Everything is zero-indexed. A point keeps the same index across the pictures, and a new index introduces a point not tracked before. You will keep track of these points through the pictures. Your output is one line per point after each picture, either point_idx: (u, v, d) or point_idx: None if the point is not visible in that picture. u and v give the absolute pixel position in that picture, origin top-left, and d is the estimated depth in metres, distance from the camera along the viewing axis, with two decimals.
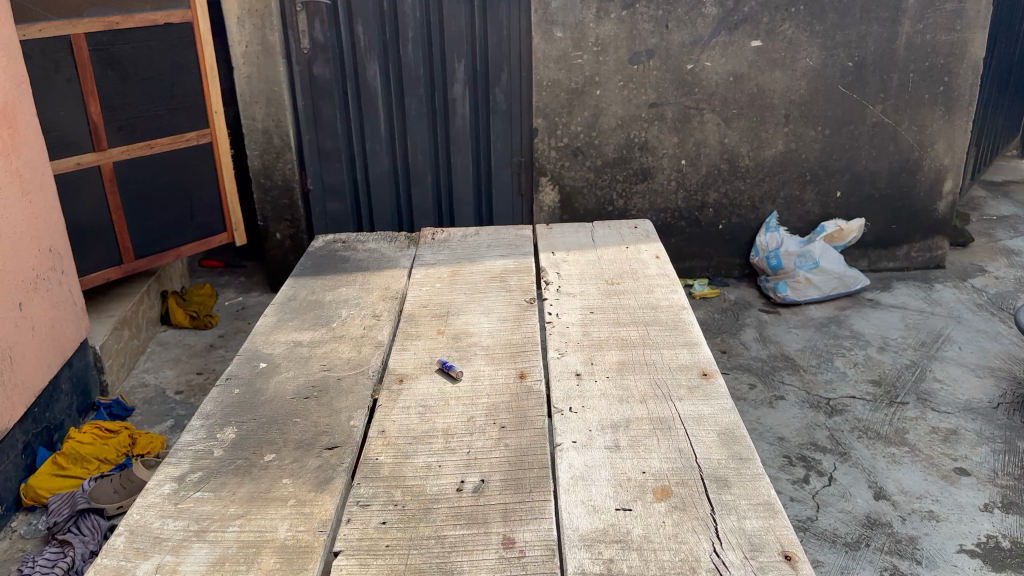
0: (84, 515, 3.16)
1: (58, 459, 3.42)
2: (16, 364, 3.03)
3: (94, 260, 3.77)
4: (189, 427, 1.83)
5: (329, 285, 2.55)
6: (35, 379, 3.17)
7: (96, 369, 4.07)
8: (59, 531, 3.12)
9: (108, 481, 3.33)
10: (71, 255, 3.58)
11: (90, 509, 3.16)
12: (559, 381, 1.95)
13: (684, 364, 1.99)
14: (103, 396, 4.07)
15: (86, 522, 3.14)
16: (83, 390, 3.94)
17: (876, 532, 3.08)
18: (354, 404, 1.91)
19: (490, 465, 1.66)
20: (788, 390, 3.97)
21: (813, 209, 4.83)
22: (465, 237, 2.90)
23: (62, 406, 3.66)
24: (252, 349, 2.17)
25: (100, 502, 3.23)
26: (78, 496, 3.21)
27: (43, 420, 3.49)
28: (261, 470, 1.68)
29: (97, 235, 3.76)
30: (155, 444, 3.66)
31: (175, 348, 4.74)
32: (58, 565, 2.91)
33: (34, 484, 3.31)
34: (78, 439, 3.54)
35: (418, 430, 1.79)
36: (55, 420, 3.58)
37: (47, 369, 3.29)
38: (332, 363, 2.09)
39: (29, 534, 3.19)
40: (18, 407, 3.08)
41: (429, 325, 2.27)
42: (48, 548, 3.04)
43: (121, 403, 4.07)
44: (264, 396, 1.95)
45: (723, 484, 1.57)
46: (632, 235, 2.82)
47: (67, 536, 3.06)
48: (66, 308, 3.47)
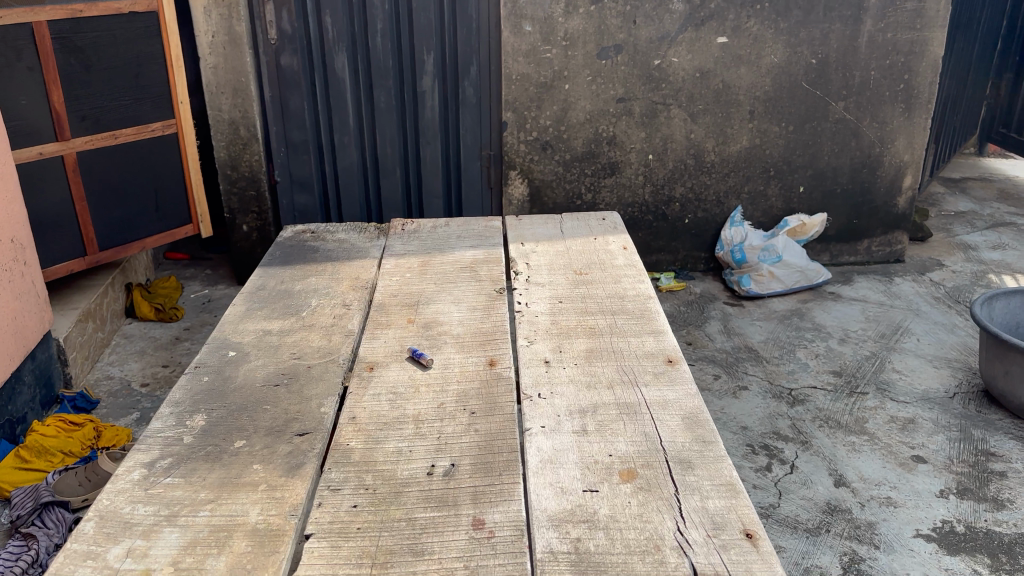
0: (48, 507, 3.17)
1: (21, 452, 3.42)
2: None
3: (57, 250, 3.73)
4: (159, 415, 1.83)
5: (299, 275, 2.55)
6: None
7: (59, 362, 4.04)
8: (22, 525, 3.14)
9: (72, 473, 3.33)
10: (34, 247, 3.55)
11: (55, 502, 3.16)
12: (528, 368, 1.98)
13: (651, 352, 2.03)
14: (67, 390, 4.03)
15: (50, 515, 3.15)
16: (46, 382, 3.91)
17: (836, 518, 3.16)
18: (325, 390, 1.92)
19: (461, 450, 1.68)
20: (752, 381, 4.06)
21: (777, 204, 4.92)
22: (436, 228, 2.92)
23: (24, 399, 3.63)
24: (220, 338, 2.18)
25: (63, 495, 3.23)
26: (43, 490, 3.23)
27: (6, 412, 3.47)
28: (231, 456, 1.69)
29: (60, 226, 3.72)
30: (121, 438, 3.66)
31: (141, 341, 4.70)
32: (22, 558, 2.89)
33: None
34: (42, 432, 3.53)
35: (389, 417, 1.81)
36: (17, 413, 3.56)
37: (10, 363, 3.25)
38: (302, 351, 2.10)
39: None
40: None
41: (400, 314, 2.28)
42: (13, 540, 3.03)
43: (86, 396, 4.03)
44: (234, 384, 1.96)
45: (687, 465, 1.61)
46: (600, 226, 2.86)
47: (32, 529, 3.04)
48: (28, 299, 3.43)
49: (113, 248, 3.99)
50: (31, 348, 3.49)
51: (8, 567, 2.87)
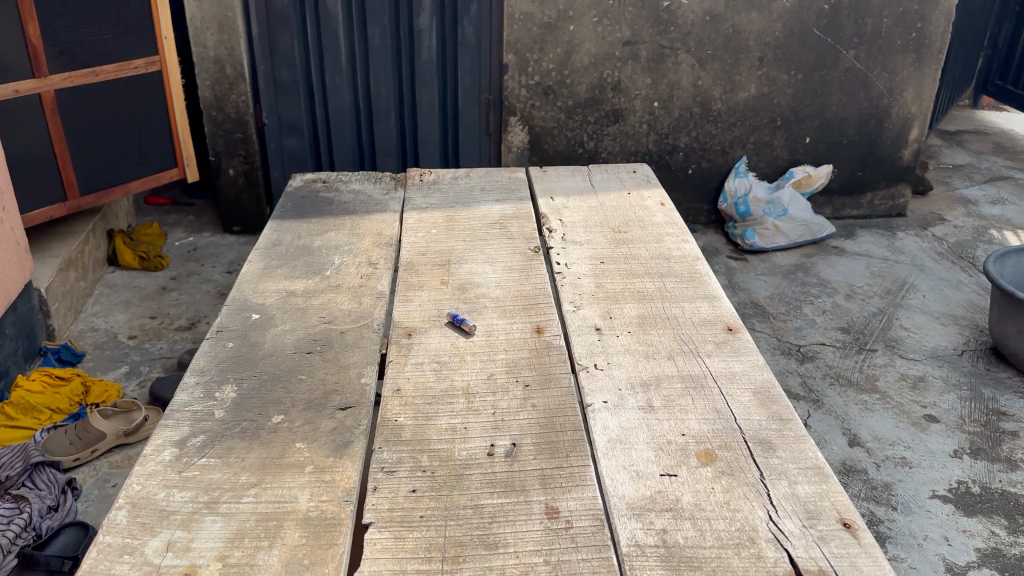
0: (39, 468, 3.02)
1: (7, 410, 3.34)
2: None
3: (37, 195, 3.50)
4: (184, 385, 1.68)
5: (315, 230, 2.39)
6: None
7: (41, 313, 3.85)
8: (13, 486, 2.96)
9: (63, 432, 3.25)
10: (12, 191, 3.32)
11: (45, 462, 3.02)
12: (579, 336, 1.85)
13: (707, 319, 1.91)
14: (50, 341, 3.85)
15: (41, 476, 3.01)
16: (29, 335, 3.73)
17: (852, 478, 3.10)
18: (362, 359, 1.78)
19: (520, 427, 1.56)
20: (760, 337, 3.98)
21: (782, 155, 4.79)
22: (456, 179, 2.76)
23: (7, 352, 3.50)
24: (240, 298, 2.02)
25: (54, 455, 3.16)
26: (32, 449, 3.09)
27: None
28: (270, 434, 1.54)
29: (39, 169, 3.48)
30: (110, 394, 3.59)
31: (126, 291, 4.50)
32: (15, 521, 2.79)
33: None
34: (28, 387, 3.46)
35: (436, 389, 1.68)
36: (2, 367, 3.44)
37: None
38: (332, 315, 1.95)
39: None
40: None
41: (431, 274, 2.13)
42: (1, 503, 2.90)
43: (71, 348, 3.85)
44: (263, 351, 1.81)
45: (768, 446, 1.50)
46: (632, 180, 2.72)
47: (22, 490, 2.92)
48: (8, 248, 3.22)
49: (96, 193, 3.77)
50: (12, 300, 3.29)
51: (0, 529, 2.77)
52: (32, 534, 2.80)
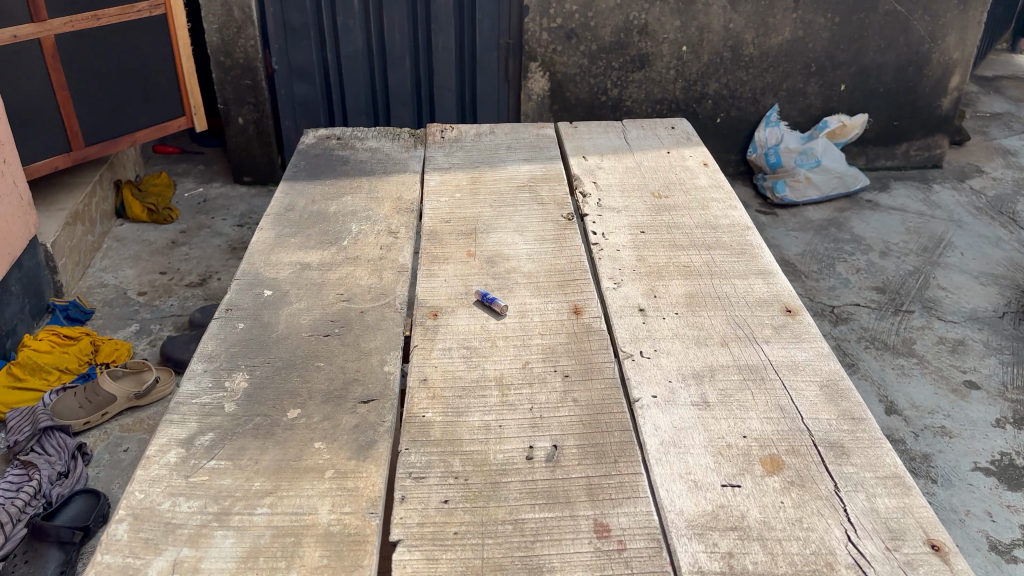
0: (48, 434, 2.91)
1: (14, 371, 3.24)
2: None
3: (40, 147, 3.33)
4: (191, 374, 1.53)
5: (330, 194, 2.21)
6: None
7: (48, 269, 3.73)
8: (20, 453, 2.87)
9: (72, 395, 3.12)
10: (14, 143, 3.15)
11: (55, 427, 2.92)
12: (621, 318, 1.69)
13: (763, 298, 1.74)
14: (58, 298, 3.73)
15: (51, 441, 2.90)
16: (36, 291, 3.62)
17: None
18: (385, 344, 1.62)
19: (561, 426, 1.41)
20: None
21: (816, 103, 4.54)
22: (479, 135, 2.57)
23: (12, 310, 3.41)
24: (251, 272, 1.86)
25: (64, 419, 3.04)
26: (40, 414, 2.99)
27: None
28: (285, 431, 1.40)
29: (42, 119, 3.30)
30: (120, 353, 3.48)
31: (134, 245, 4.36)
32: (23, 490, 2.67)
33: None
34: (36, 347, 3.36)
35: (466, 379, 1.53)
36: (8, 327, 3.36)
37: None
38: (350, 292, 1.79)
39: None
40: None
41: (457, 245, 1.96)
42: (11, 470, 2.80)
43: (79, 306, 3.73)
44: (276, 333, 1.65)
45: (841, 452, 1.36)
46: (671, 138, 2.53)
47: (31, 455, 2.83)
48: (10, 203, 3.07)
49: (102, 143, 3.60)
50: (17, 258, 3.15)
51: (10, 498, 2.66)
52: (42, 502, 2.69)
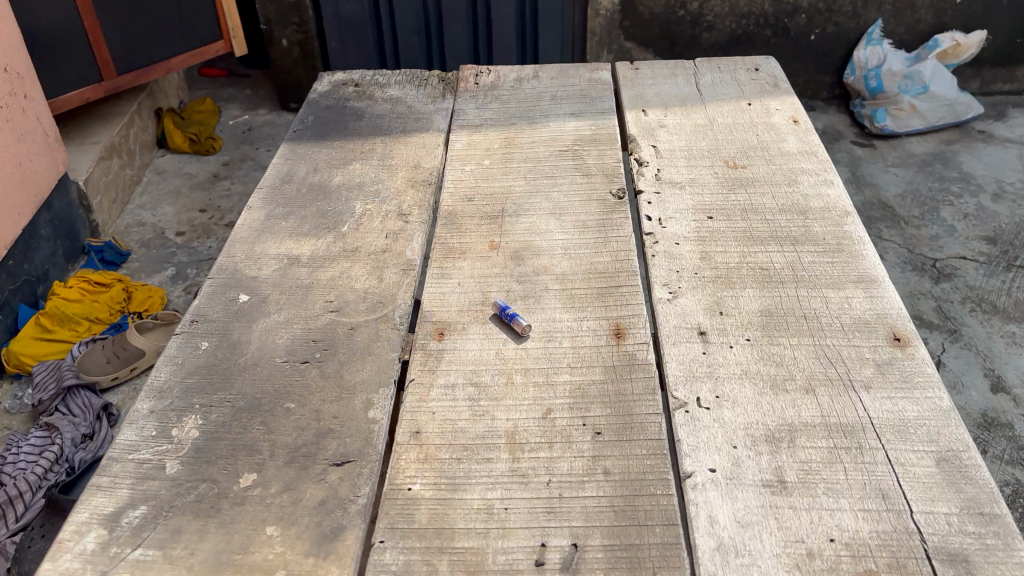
0: (73, 392, 2.71)
1: (42, 321, 2.96)
2: None
3: (68, 77, 3.06)
4: (134, 416, 1.24)
5: (335, 160, 1.87)
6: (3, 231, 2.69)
7: (82, 208, 3.42)
8: (45, 412, 2.67)
9: (100, 348, 2.91)
10: (38, 74, 2.91)
11: (80, 386, 2.71)
12: (675, 346, 1.33)
13: (862, 321, 1.36)
14: (94, 239, 3.45)
15: (76, 400, 2.70)
16: (69, 233, 3.31)
17: (994, 436, 2.39)
18: (374, 375, 1.30)
19: (583, 514, 1.07)
20: (886, 248, 3.16)
21: (926, 18, 3.86)
22: (520, 81, 2.17)
23: (42, 255, 3.11)
24: (230, 269, 1.55)
25: (90, 374, 2.82)
26: (66, 369, 2.76)
27: (22, 273, 2.98)
28: (234, 509, 1.10)
29: (67, 47, 3.02)
30: (153, 302, 3.20)
31: (175, 179, 4.05)
32: (44, 455, 2.45)
33: (16, 350, 2.87)
34: (64, 296, 3.07)
35: (467, 435, 1.19)
36: (36, 272, 3.06)
37: (19, 217, 2.78)
38: (341, 299, 1.45)
39: (16, 410, 2.78)
40: None
41: (478, 233, 1.61)
42: (34, 430, 2.61)
43: (115, 248, 3.45)
44: (244, 358, 1.34)
45: (964, 570, 1.00)
46: (753, 84, 2.10)
47: (54, 417, 2.62)
48: (36, 141, 2.87)
49: (135, 72, 3.30)
50: (46, 197, 2.99)
51: (33, 461, 2.47)
52: (65, 467, 2.49)
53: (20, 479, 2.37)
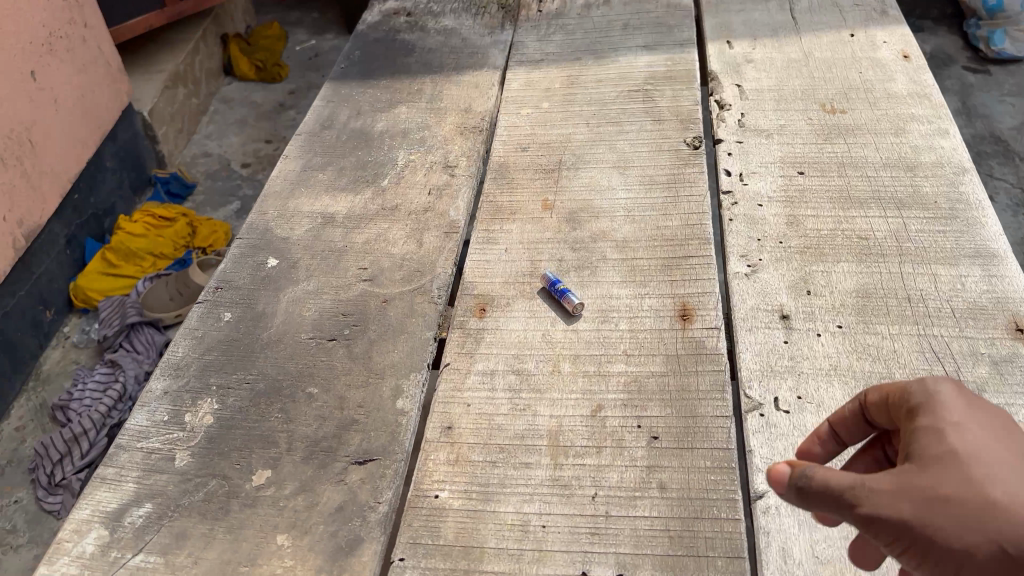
0: (136, 329, 2.61)
1: (108, 256, 2.79)
2: (38, 151, 2.41)
3: (128, 5, 2.95)
4: (146, 399, 1.15)
5: (380, 103, 1.71)
6: (67, 166, 2.57)
7: (148, 138, 3.20)
8: (108, 348, 2.59)
9: (164, 285, 2.76)
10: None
11: (145, 322, 2.61)
12: (753, 332, 1.14)
13: (978, 307, 1.14)
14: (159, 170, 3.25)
15: (140, 337, 2.61)
16: (136, 164, 3.10)
17: None
18: (405, 358, 1.16)
19: (632, 538, 0.93)
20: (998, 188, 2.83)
21: None
22: (587, 9, 1.94)
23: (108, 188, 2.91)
24: (260, 229, 1.42)
25: (154, 312, 2.68)
26: (129, 306, 2.64)
27: (88, 206, 2.80)
28: (243, 512, 1.00)
29: None
30: (219, 237, 3.02)
31: (240, 109, 3.80)
32: (108, 393, 2.38)
33: (83, 285, 2.71)
34: (129, 231, 2.90)
35: (504, 434, 1.05)
36: (102, 206, 2.87)
37: (83, 151, 2.66)
38: (376, 266, 1.31)
39: (83, 345, 2.65)
40: (52, 198, 2.53)
41: (531, 190, 1.43)
42: (98, 366, 2.53)
43: (180, 180, 3.26)
44: (267, 333, 1.22)
45: None
46: (858, 10, 1.82)
47: (118, 354, 2.52)
48: (97, 71, 2.72)
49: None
50: (112, 129, 2.88)
51: (98, 399, 2.40)
52: (128, 405, 2.41)
53: (84, 417, 2.30)
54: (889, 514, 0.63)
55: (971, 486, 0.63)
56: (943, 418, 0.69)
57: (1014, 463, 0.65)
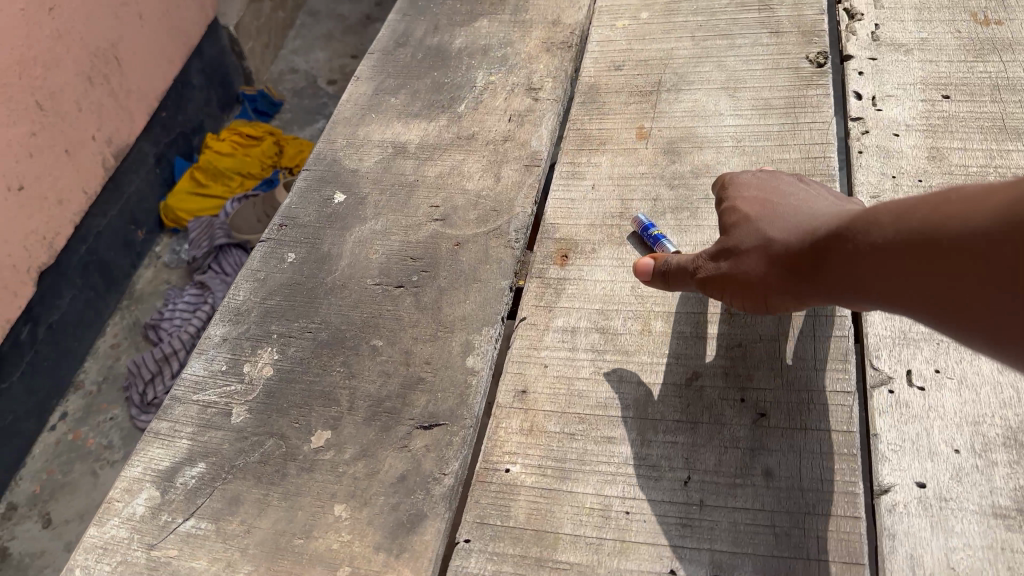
0: (224, 251, 2.56)
1: (196, 175, 2.73)
2: (124, 69, 2.34)
3: None
4: (204, 346, 1.08)
5: (460, 15, 1.55)
6: (153, 83, 2.50)
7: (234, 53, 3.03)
8: (198, 270, 2.57)
9: (252, 207, 2.60)
10: None
11: (233, 245, 2.54)
12: None
13: None
14: (246, 86, 3.13)
15: (228, 259, 2.56)
16: (223, 80, 3.00)
17: None
18: (479, 311, 1.04)
19: (730, 534, 0.80)
20: None
21: None
22: None
23: (195, 105, 2.83)
24: (328, 160, 1.31)
25: (242, 235, 2.54)
26: (217, 227, 2.57)
27: (176, 125, 2.73)
28: (300, 477, 0.92)
29: None
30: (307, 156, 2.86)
31: (328, 20, 3.50)
32: (198, 315, 2.37)
33: (172, 204, 2.68)
34: (217, 150, 2.82)
35: (586, 403, 0.93)
36: (189, 124, 2.80)
37: (169, 67, 2.58)
38: (450, 203, 1.19)
39: (174, 265, 2.63)
40: (140, 117, 2.47)
41: (625, 115, 1.27)
42: (188, 287, 2.52)
43: (268, 98, 3.12)
44: (332, 277, 1.13)
45: None
46: None
47: (207, 276, 2.50)
48: None
49: None
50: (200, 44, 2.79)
51: (186, 321, 2.39)
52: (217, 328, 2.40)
53: (175, 337, 2.29)
54: (709, 270, 0.88)
55: (750, 229, 0.86)
56: (741, 190, 0.92)
57: (789, 201, 0.86)
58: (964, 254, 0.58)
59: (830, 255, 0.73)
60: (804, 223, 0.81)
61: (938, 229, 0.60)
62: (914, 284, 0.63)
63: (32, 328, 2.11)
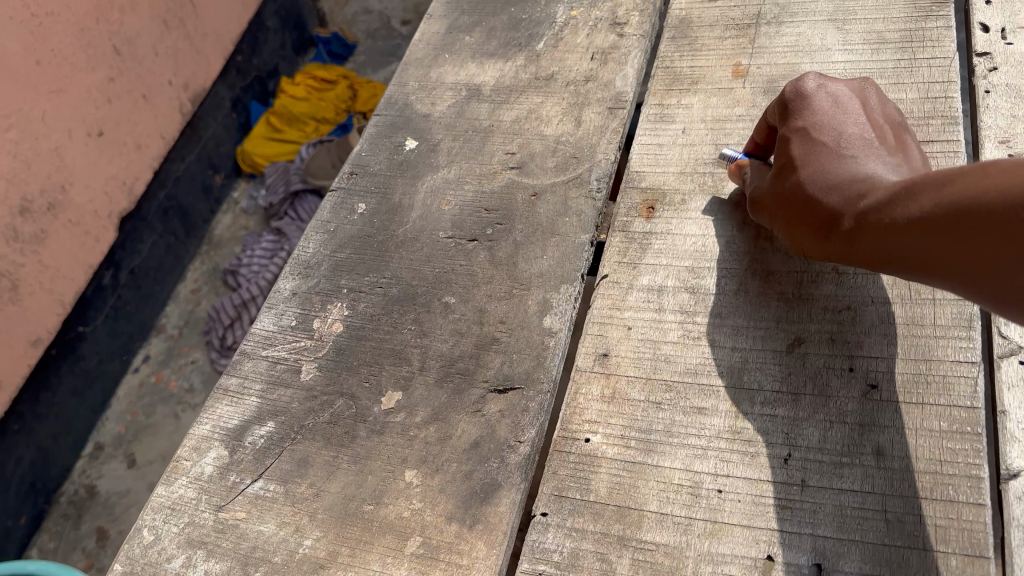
0: (300, 197, 2.52)
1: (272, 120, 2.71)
2: (200, 10, 2.29)
3: None
4: (274, 300, 1.04)
5: None
6: (230, 26, 2.44)
7: None
8: (275, 216, 2.55)
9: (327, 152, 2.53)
10: None
11: (308, 191, 2.50)
12: None
13: None
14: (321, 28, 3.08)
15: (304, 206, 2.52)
16: (297, 23, 2.95)
17: None
18: (559, 267, 0.97)
19: (835, 518, 0.73)
20: None
21: None
22: None
23: (269, 49, 2.79)
24: (400, 104, 1.25)
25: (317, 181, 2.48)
26: (292, 173, 2.53)
27: (252, 69, 2.70)
28: (371, 440, 0.88)
29: None
30: None
31: None
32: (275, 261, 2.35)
33: (249, 149, 2.67)
34: (292, 95, 2.78)
35: (674, 370, 0.85)
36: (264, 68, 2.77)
37: (245, 9, 2.52)
38: (528, 150, 1.11)
39: (252, 211, 2.62)
40: (217, 60, 2.42)
41: (720, 52, 1.16)
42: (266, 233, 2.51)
43: (342, 40, 3.05)
44: (403, 230, 1.07)
45: None
46: None
47: (283, 222, 2.48)
48: None
49: None
50: None
51: (264, 267, 2.38)
52: None
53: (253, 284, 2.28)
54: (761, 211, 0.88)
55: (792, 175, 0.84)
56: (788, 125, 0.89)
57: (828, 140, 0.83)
58: (990, 232, 0.57)
59: (869, 211, 0.72)
60: (846, 172, 0.79)
61: (971, 202, 0.59)
62: (939, 253, 0.62)
63: (114, 273, 2.13)
